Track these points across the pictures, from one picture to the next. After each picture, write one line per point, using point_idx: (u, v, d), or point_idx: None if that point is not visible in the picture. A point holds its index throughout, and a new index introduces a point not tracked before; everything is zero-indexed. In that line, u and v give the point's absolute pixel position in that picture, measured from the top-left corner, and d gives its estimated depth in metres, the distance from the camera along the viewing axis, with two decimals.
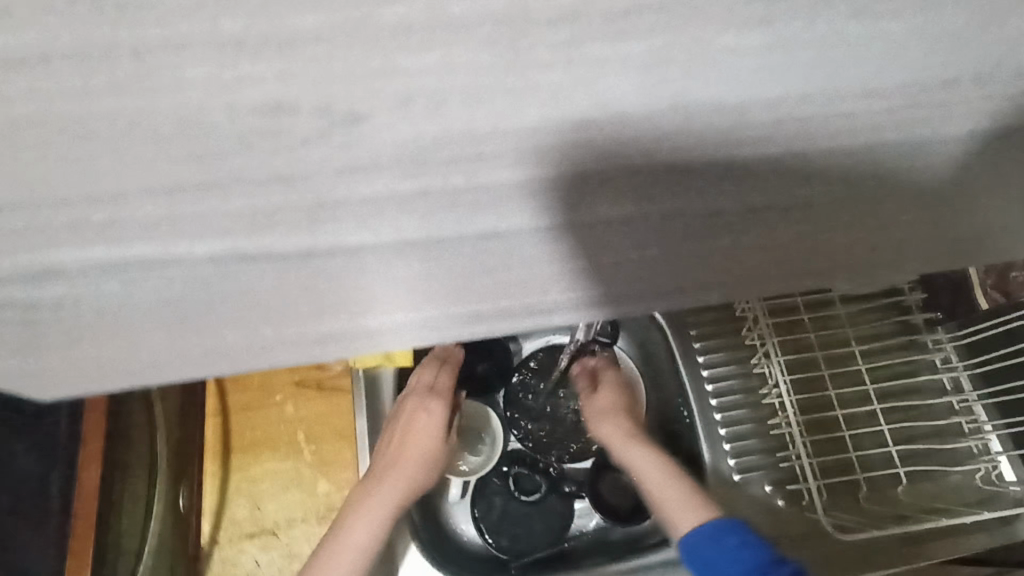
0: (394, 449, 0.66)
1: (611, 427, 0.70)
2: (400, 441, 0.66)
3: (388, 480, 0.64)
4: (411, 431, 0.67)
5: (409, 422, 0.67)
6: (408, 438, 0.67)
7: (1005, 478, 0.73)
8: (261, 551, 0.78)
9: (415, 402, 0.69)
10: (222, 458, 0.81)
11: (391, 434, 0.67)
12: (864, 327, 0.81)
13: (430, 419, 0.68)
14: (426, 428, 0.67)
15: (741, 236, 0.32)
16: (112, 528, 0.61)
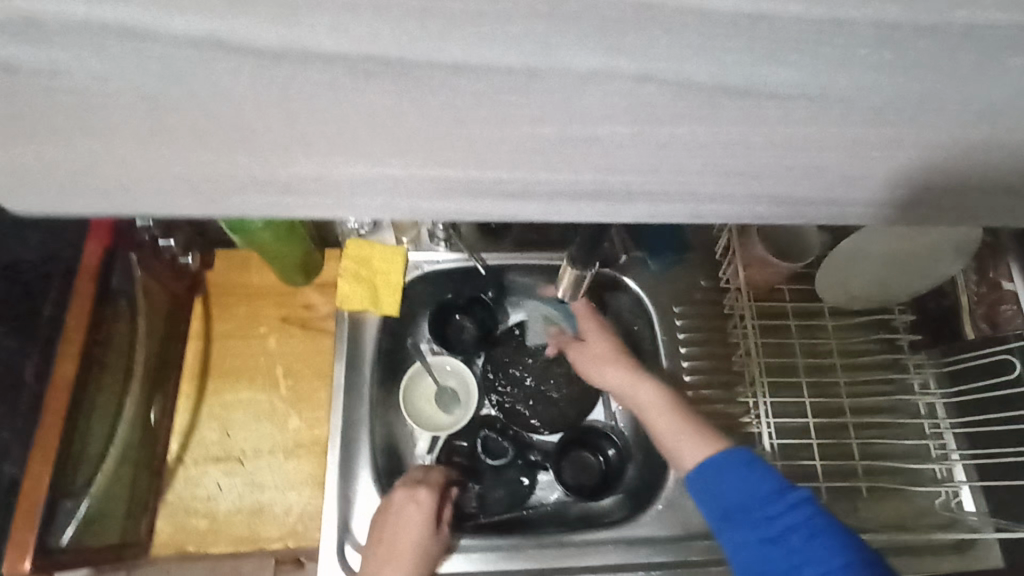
0: (385, 551, 0.68)
1: (610, 371, 0.74)
2: (388, 546, 0.68)
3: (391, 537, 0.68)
4: (393, 535, 0.68)
5: (388, 529, 0.69)
6: (394, 538, 0.68)
7: (963, 506, 0.74)
8: (224, 476, 0.78)
9: (391, 503, 0.70)
10: (198, 380, 0.82)
11: (378, 538, 0.69)
12: (848, 341, 0.81)
13: (405, 508, 0.69)
14: (405, 510, 0.69)
15: (704, 197, 0.34)
16: (80, 427, 0.61)
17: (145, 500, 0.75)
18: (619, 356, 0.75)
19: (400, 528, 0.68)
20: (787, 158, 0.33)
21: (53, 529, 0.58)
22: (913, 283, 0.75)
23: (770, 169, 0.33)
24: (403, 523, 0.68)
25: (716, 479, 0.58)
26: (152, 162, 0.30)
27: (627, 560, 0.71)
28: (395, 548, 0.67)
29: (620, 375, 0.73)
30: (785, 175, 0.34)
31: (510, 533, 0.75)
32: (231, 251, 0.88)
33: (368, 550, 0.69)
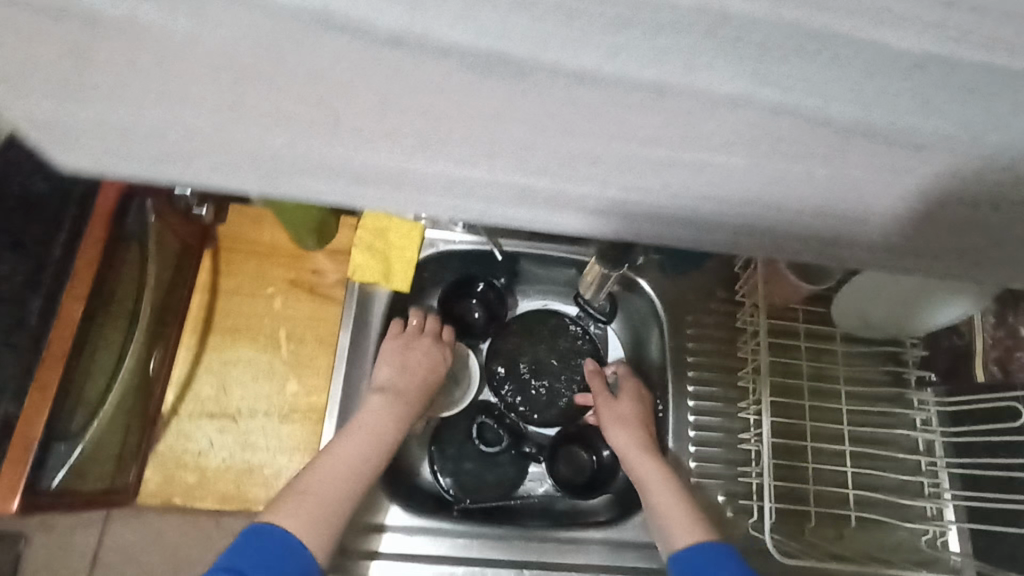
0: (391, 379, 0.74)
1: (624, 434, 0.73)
2: (408, 378, 0.75)
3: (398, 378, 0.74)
4: (418, 371, 0.75)
5: (414, 359, 0.76)
6: (407, 386, 0.74)
7: (949, 546, 0.74)
8: (217, 432, 0.78)
9: (420, 340, 0.78)
10: (200, 334, 0.81)
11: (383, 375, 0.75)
12: (856, 369, 0.80)
13: (432, 355, 0.77)
14: (431, 356, 0.77)
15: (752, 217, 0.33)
16: (81, 371, 0.60)
17: (136, 449, 0.74)
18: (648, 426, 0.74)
19: (422, 371, 0.76)
20: (839, 181, 0.32)
21: (45, 471, 0.57)
22: (925, 324, 0.75)
23: (827, 198, 0.32)
24: (430, 366, 0.76)
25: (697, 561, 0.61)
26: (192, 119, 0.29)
27: (610, 562, 0.71)
28: (411, 386, 0.74)
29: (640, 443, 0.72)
30: (842, 204, 0.32)
31: (495, 521, 0.75)
32: (245, 207, 0.87)
33: (383, 373, 0.75)
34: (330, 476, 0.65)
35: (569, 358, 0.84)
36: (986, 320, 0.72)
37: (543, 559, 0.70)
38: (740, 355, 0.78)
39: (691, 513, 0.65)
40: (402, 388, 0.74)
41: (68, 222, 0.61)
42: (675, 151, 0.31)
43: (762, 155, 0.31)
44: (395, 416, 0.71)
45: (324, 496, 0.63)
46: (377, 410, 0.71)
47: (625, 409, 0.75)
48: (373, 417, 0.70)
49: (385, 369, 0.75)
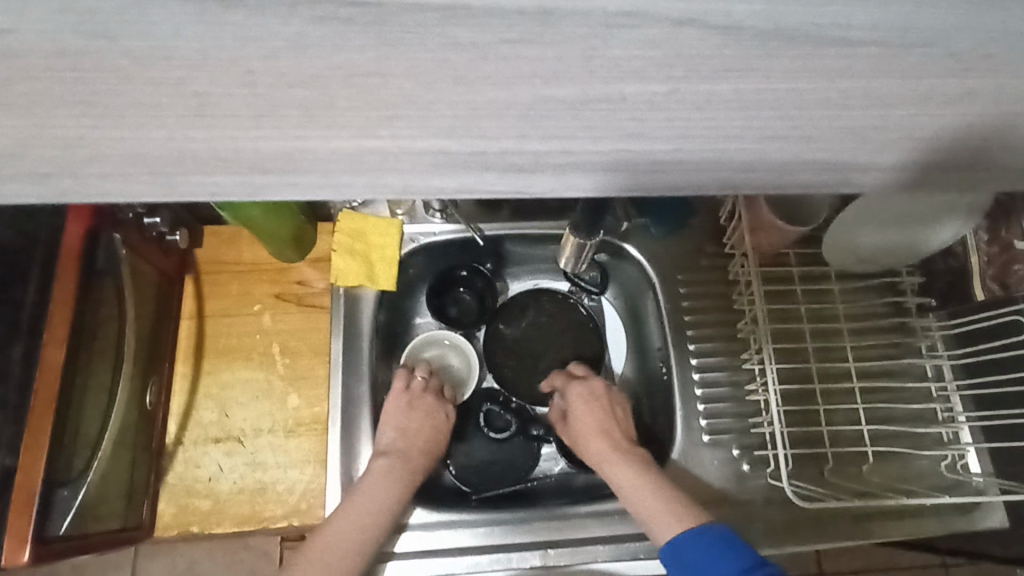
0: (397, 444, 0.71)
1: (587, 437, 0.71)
2: (411, 441, 0.72)
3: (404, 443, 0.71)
4: (421, 433, 0.73)
5: (417, 421, 0.73)
6: (413, 450, 0.71)
7: (969, 468, 0.73)
8: (225, 456, 0.77)
9: (423, 400, 0.75)
10: (194, 361, 0.80)
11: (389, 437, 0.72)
12: (855, 304, 0.79)
13: (436, 415, 0.74)
14: (434, 415, 0.74)
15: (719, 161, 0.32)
16: (72, 414, 0.60)
17: (146, 484, 0.74)
18: (608, 427, 0.71)
19: (425, 432, 0.73)
20: (804, 110, 0.31)
21: (52, 518, 0.57)
22: (918, 249, 0.74)
23: (789, 128, 0.31)
24: (434, 426, 0.74)
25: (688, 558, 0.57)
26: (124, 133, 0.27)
27: (633, 530, 0.70)
28: (414, 447, 0.71)
29: (606, 447, 0.69)
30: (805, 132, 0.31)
31: (513, 505, 0.74)
32: (221, 227, 0.86)
33: (384, 435, 0.72)
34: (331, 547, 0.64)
35: (566, 334, 0.83)
36: (979, 238, 0.71)
37: (566, 536, 0.70)
38: (738, 307, 0.77)
39: (672, 508, 0.63)
40: (406, 452, 0.71)
41: (38, 267, 0.60)
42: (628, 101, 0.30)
43: (717, 93, 0.30)
44: (400, 480, 0.69)
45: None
46: (380, 475, 0.68)
47: (581, 419, 0.72)
48: (377, 484, 0.68)
49: (388, 431, 0.72)
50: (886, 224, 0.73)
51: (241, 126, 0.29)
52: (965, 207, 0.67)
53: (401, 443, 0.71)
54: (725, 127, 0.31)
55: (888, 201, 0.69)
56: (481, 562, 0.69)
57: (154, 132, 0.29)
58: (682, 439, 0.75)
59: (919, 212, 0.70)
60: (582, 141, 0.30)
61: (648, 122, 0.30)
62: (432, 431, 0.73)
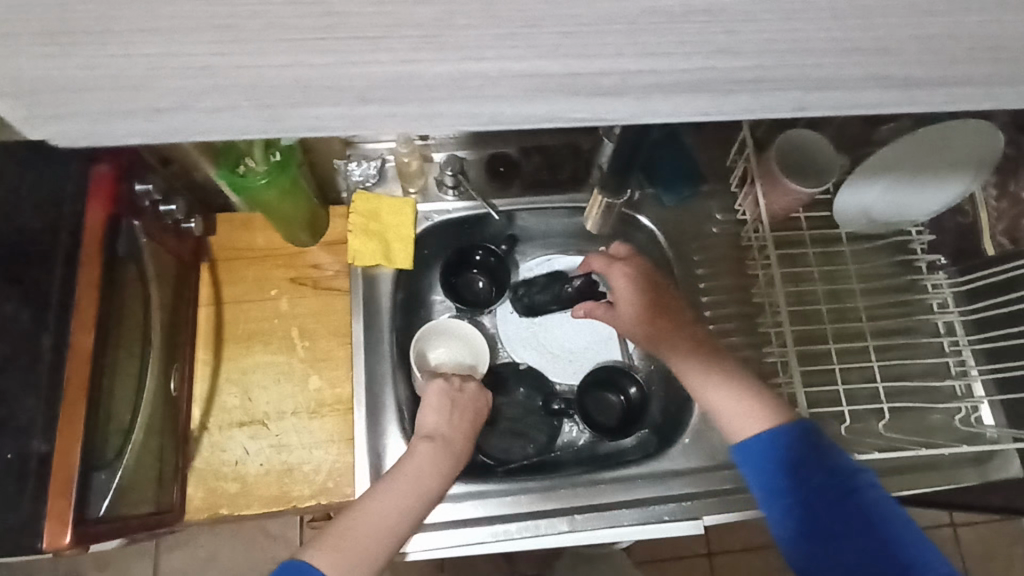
0: (446, 411, 0.71)
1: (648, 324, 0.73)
2: (455, 424, 0.71)
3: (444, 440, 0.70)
4: (463, 418, 0.72)
5: (461, 407, 0.73)
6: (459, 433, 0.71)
7: (982, 420, 0.75)
8: (250, 439, 0.78)
9: (466, 388, 0.74)
10: (214, 347, 0.81)
11: (438, 395, 0.72)
12: (869, 265, 0.80)
13: (477, 401, 0.74)
14: (478, 401, 0.74)
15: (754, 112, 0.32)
16: (104, 403, 0.60)
17: (176, 469, 0.74)
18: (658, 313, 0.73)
19: (469, 417, 0.72)
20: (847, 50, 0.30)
21: (90, 500, 0.58)
22: (931, 200, 0.74)
23: (859, 61, 0.29)
24: (476, 412, 0.73)
25: (751, 444, 0.64)
26: (178, 93, 0.27)
27: (657, 494, 0.72)
28: (459, 433, 0.71)
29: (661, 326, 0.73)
30: (879, 74, 0.29)
31: (540, 474, 0.76)
32: (232, 214, 0.86)
33: (429, 419, 0.71)
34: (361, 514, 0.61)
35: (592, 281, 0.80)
36: (987, 193, 0.74)
37: (590, 503, 0.71)
38: (751, 271, 0.78)
39: (751, 404, 0.66)
40: (449, 437, 0.70)
41: (63, 253, 0.60)
42: (689, 39, 0.27)
43: (795, 24, 0.27)
44: (439, 470, 0.68)
45: (361, 546, 0.59)
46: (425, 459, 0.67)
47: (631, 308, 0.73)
48: (418, 468, 0.66)
49: (431, 417, 0.71)
50: (918, 152, 0.72)
51: (279, 93, 0.28)
52: (977, 156, 0.70)
53: (445, 428, 0.70)
54: (783, 74, 0.30)
55: (910, 148, 0.72)
56: (510, 530, 0.69)
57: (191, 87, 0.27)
58: None
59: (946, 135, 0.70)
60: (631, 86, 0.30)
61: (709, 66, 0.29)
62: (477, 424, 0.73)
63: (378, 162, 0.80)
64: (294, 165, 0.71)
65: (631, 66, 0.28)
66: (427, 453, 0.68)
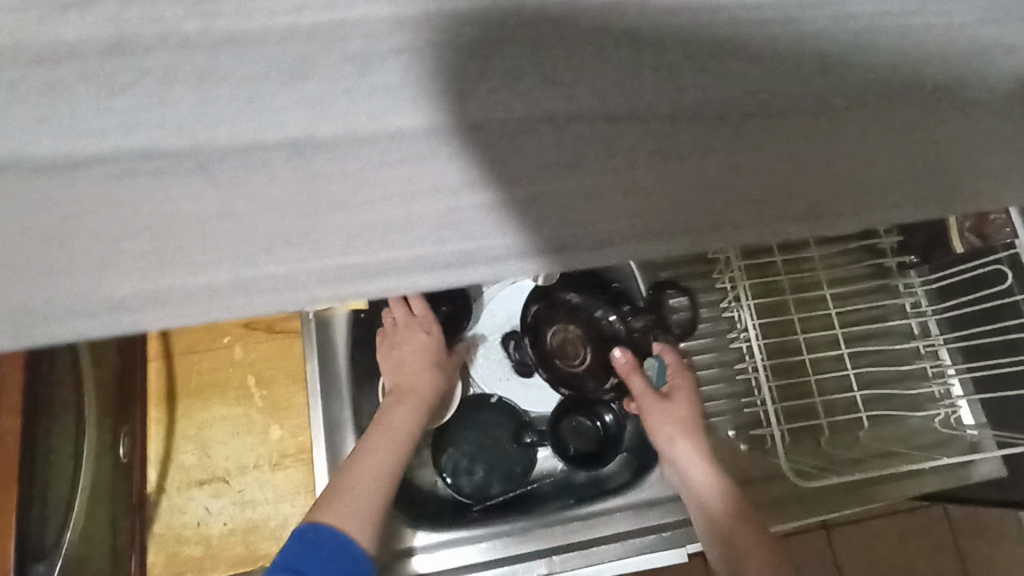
0: (395, 365, 0.73)
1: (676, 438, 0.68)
2: (407, 368, 0.72)
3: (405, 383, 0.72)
4: (411, 360, 0.73)
5: (406, 353, 0.73)
6: (411, 370, 0.72)
7: (962, 421, 0.73)
8: (211, 498, 0.75)
9: (402, 330, 0.75)
10: (167, 403, 0.77)
11: (383, 351, 0.74)
12: (837, 270, 0.78)
13: (423, 341, 0.74)
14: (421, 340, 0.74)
15: None
16: (42, 483, 0.56)
17: (131, 537, 0.71)
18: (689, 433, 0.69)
19: (415, 355, 0.73)
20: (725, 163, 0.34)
21: None
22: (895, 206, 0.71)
23: None
24: (419, 350, 0.73)
25: None
26: None
27: (634, 526, 0.70)
28: (413, 372, 0.72)
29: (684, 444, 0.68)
30: None
31: (516, 512, 0.73)
32: None
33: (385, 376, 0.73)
34: (346, 473, 0.64)
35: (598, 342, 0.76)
36: None
37: (567, 541, 0.70)
38: (720, 285, 0.75)
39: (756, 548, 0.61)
40: (405, 384, 0.71)
41: None
42: None
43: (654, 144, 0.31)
44: (409, 413, 0.69)
45: (353, 505, 0.62)
46: (390, 409, 0.69)
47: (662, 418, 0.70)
48: (386, 420, 0.68)
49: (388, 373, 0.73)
50: None
51: None
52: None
53: (399, 378, 0.72)
54: None
55: None
56: None
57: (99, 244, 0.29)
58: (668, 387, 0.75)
59: None
60: (517, 187, 0.32)
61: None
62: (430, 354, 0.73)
63: None
64: None
65: (512, 173, 0.32)
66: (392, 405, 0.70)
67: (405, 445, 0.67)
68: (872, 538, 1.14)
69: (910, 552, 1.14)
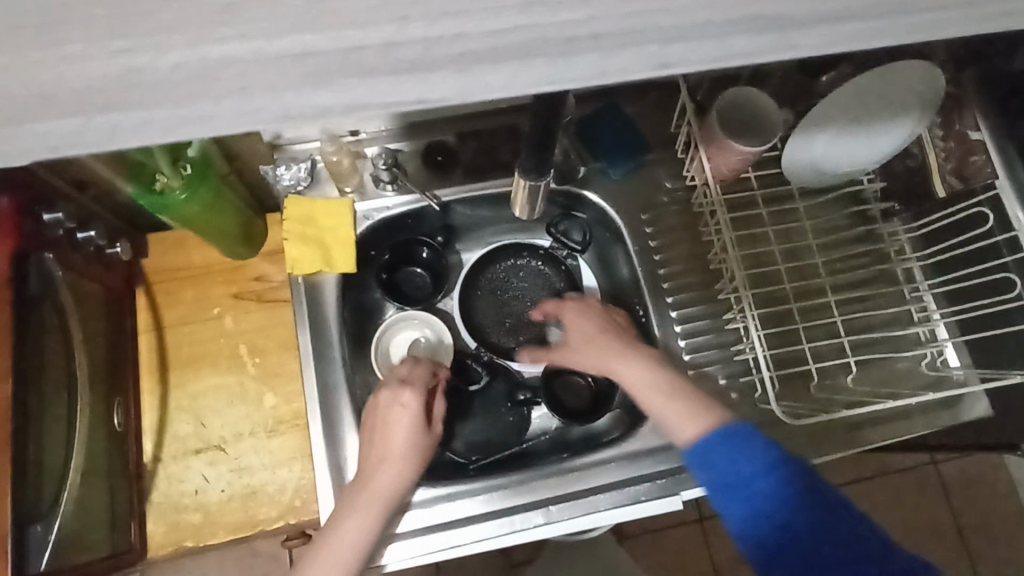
0: (371, 451, 0.67)
1: (598, 343, 0.70)
2: (374, 455, 0.66)
3: (377, 476, 0.65)
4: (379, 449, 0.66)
5: (382, 435, 0.67)
6: (381, 458, 0.66)
7: (950, 362, 0.74)
8: (208, 467, 0.75)
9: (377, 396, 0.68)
10: (159, 376, 0.77)
11: (368, 440, 0.67)
12: (822, 220, 0.78)
13: (393, 432, 0.66)
14: (391, 429, 0.67)
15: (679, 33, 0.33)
16: (34, 447, 0.56)
17: (129, 506, 0.71)
18: (601, 334, 0.70)
19: (386, 446, 0.66)
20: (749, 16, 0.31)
21: (28, 556, 0.54)
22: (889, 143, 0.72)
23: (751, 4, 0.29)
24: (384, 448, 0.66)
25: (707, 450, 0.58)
26: None
27: (630, 475, 0.70)
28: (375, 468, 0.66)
29: (614, 355, 0.68)
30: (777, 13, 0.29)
31: (513, 467, 0.74)
32: (162, 234, 0.81)
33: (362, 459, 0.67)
34: None
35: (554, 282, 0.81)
36: (933, 134, 0.71)
37: (565, 491, 0.70)
38: (706, 238, 0.76)
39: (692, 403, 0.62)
40: (362, 482, 0.65)
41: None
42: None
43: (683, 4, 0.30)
44: (367, 522, 0.64)
45: None
46: (346, 524, 0.63)
47: (573, 329, 0.72)
48: (344, 528, 0.63)
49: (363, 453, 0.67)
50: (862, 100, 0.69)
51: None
52: (918, 99, 0.69)
53: (364, 463, 0.67)
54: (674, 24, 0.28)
55: (849, 98, 0.69)
56: (485, 532, 0.68)
57: (118, 57, 0.26)
58: (658, 340, 0.75)
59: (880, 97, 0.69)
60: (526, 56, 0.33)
61: (574, 25, 0.28)
62: (402, 440, 0.66)
63: (307, 163, 0.74)
64: (213, 175, 0.67)
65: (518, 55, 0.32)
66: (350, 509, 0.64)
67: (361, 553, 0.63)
68: (863, 493, 1.17)
69: (898, 506, 1.17)
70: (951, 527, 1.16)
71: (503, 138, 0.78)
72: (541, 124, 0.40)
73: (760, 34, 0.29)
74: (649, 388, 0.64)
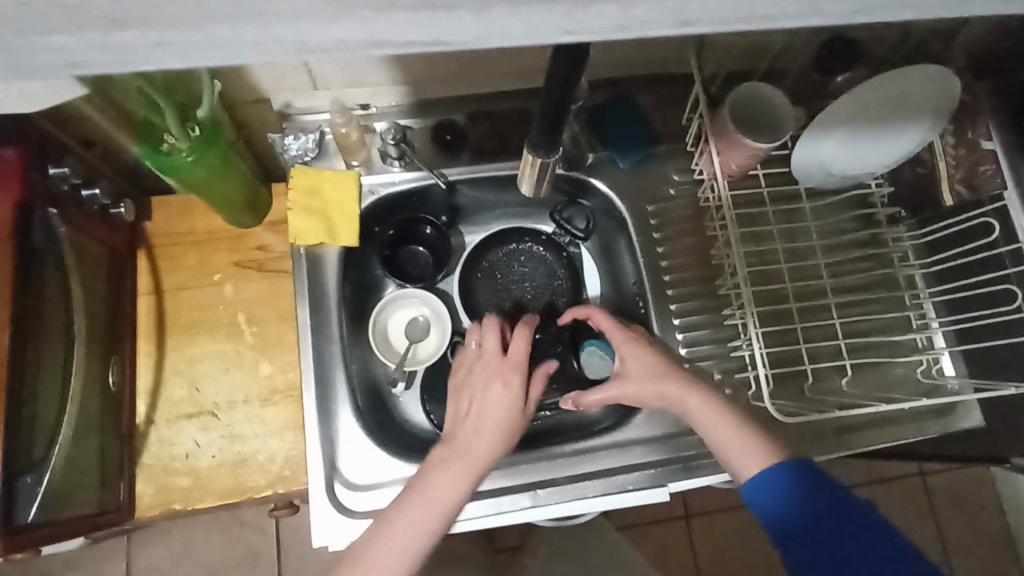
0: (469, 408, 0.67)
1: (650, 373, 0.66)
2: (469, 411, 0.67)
3: (470, 429, 0.65)
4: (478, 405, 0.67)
5: (483, 391, 0.67)
6: (477, 411, 0.66)
7: (944, 371, 0.74)
8: (200, 432, 0.75)
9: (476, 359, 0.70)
10: (156, 338, 0.77)
11: (463, 399, 0.68)
12: (827, 222, 0.78)
13: (497, 388, 0.67)
14: (489, 384, 0.67)
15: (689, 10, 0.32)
16: (29, 399, 0.56)
17: (120, 466, 0.72)
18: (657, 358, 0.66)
19: (481, 400, 0.67)
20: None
21: (16, 506, 0.55)
22: (901, 149, 0.71)
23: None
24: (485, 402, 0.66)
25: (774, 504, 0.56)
26: None
27: (619, 464, 0.71)
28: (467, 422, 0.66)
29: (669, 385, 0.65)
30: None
31: None
32: (166, 198, 0.80)
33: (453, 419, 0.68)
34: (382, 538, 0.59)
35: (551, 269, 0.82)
36: (945, 142, 0.71)
37: (555, 476, 0.70)
38: (711, 233, 0.76)
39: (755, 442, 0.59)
40: (457, 435, 0.65)
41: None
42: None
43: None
44: (457, 472, 0.63)
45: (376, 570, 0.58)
46: (439, 468, 0.62)
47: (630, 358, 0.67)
48: (435, 475, 0.62)
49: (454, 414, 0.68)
50: (873, 104, 0.69)
51: None
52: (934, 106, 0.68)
53: (457, 419, 0.67)
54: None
55: (859, 100, 0.68)
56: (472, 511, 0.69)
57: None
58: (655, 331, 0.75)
59: (895, 101, 0.69)
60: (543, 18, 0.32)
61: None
62: (506, 394, 0.67)
63: (316, 135, 0.74)
64: (221, 139, 0.66)
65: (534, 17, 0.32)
66: (441, 459, 0.63)
67: (451, 506, 0.61)
68: None
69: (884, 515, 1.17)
70: (933, 540, 1.17)
71: (515, 120, 0.77)
72: (553, 102, 0.39)
73: (777, 17, 0.29)
74: (723, 432, 0.61)
